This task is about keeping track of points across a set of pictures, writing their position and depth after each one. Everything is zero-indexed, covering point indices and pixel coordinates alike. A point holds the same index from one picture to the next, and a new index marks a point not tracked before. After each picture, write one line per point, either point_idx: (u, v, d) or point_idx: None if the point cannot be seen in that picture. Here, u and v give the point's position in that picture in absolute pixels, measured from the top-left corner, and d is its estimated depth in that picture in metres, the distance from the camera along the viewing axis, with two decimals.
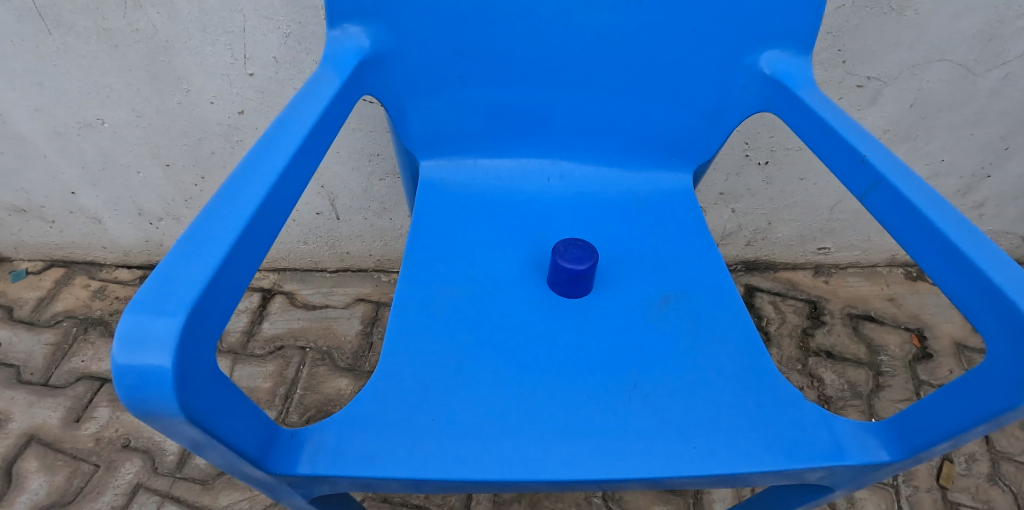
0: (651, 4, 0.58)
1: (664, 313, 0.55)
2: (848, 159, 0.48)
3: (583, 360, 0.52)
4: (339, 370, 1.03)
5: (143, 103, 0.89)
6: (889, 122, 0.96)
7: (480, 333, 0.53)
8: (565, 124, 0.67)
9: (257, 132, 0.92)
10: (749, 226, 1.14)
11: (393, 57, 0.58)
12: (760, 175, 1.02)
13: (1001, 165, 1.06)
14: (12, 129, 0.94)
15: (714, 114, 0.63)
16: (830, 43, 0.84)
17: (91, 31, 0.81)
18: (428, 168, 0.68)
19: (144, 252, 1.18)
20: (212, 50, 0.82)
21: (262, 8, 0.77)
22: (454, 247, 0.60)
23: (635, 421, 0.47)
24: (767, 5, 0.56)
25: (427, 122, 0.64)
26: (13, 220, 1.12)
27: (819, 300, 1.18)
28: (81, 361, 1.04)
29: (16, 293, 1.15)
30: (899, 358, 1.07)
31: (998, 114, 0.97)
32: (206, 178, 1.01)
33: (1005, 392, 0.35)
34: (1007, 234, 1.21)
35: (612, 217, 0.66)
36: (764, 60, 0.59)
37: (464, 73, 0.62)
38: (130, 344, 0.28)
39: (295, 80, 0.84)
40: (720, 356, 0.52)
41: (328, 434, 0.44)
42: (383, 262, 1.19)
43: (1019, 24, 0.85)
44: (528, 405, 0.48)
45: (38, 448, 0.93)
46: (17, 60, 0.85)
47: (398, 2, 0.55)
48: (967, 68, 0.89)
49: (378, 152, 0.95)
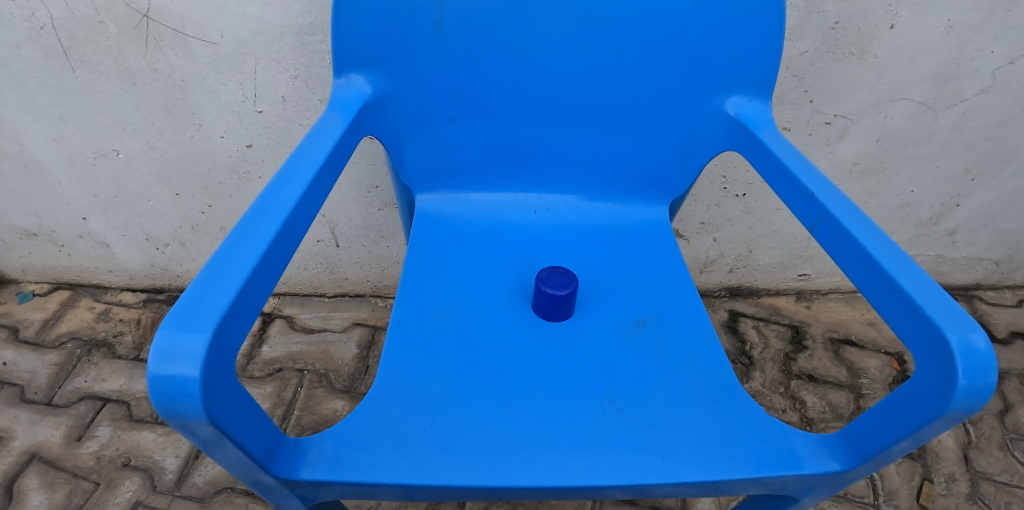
0: (626, 54, 0.64)
1: (639, 335, 0.60)
2: (801, 196, 0.53)
3: (563, 378, 0.56)
4: (335, 392, 1.06)
5: (157, 136, 0.95)
6: (858, 155, 1.02)
7: (469, 351, 0.57)
8: (550, 160, 0.72)
9: (264, 164, 0.97)
10: (730, 254, 1.19)
11: (392, 101, 0.64)
12: (738, 206, 1.08)
13: (969, 195, 1.11)
14: (30, 158, 1.00)
15: (686, 152, 0.69)
16: (797, 84, 0.90)
17: (112, 70, 0.87)
18: (423, 201, 0.73)
19: (148, 276, 1.22)
20: (224, 88, 0.88)
21: (272, 52, 0.83)
22: (446, 273, 0.65)
23: (612, 434, 0.51)
24: (731, 54, 0.62)
25: (422, 159, 0.70)
26: (24, 244, 1.16)
27: (802, 325, 1.22)
28: (84, 381, 1.07)
29: (22, 314, 1.19)
30: (879, 381, 1.11)
31: (962, 148, 1.03)
32: (212, 207, 1.06)
33: (932, 403, 0.40)
34: (981, 261, 1.26)
35: (594, 246, 0.71)
36: (729, 103, 0.65)
37: (457, 115, 0.67)
38: (164, 356, 0.33)
39: (301, 117, 0.90)
40: (690, 375, 0.56)
41: (327, 444, 0.48)
42: (380, 287, 1.23)
43: (973, 66, 0.91)
44: (511, 419, 0.52)
45: (39, 466, 0.95)
46: (40, 95, 0.90)
47: (398, 52, 0.61)
48: (927, 106, 0.95)
49: (377, 183, 1.01)
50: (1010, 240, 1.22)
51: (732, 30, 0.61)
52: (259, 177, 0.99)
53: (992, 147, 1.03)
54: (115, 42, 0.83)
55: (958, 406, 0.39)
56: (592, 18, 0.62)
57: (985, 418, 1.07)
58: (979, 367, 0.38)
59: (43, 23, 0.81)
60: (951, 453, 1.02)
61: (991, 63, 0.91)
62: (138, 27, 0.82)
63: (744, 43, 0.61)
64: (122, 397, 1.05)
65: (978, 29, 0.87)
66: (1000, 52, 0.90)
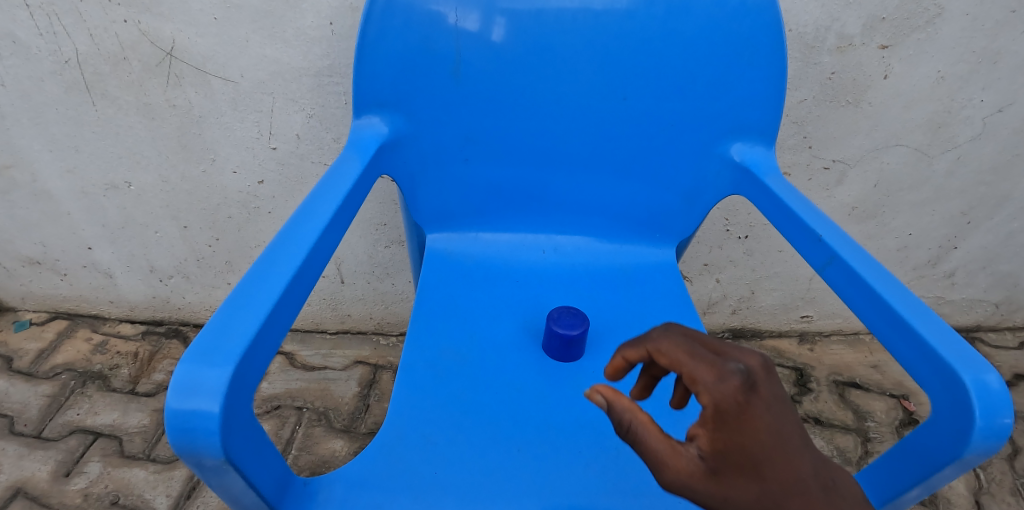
0: (634, 101, 0.66)
1: (650, 377, 0.60)
2: (807, 238, 0.55)
3: (575, 418, 0.56)
4: (334, 431, 1.04)
5: (170, 170, 0.97)
6: (856, 199, 1.04)
7: (480, 393, 0.57)
8: (560, 201, 0.74)
9: (274, 200, 0.98)
10: (733, 295, 1.20)
11: (408, 142, 0.67)
12: (740, 247, 1.10)
13: (965, 237, 1.13)
14: (41, 187, 1.01)
15: (693, 195, 0.70)
16: (796, 130, 0.93)
17: (132, 105, 0.89)
18: (434, 239, 0.74)
19: (149, 308, 1.22)
20: (241, 126, 0.90)
21: (289, 92, 0.86)
22: (457, 313, 0.65)
23: (625, 478, 0.51)
24: (734, 103, 0.65)
25: (434, 198, 0.72)
26: (26, 273, 1.16)
27: (805, 368, 1.21)
28: (77, 414, 1.05)
29: (17, 343, 1.17)
30: (886, 425, 1.10)
31: (956, 192, 1.05)
32: (220, 240, 1.07)
33: (949, 443, 0.40)
34: (980, 303, 1.27)
35: (601, 286, 0.71)
36: (734, 150, 0.67)
37: (470, 156, 0.69)
38: (184, 391, 0.33)
39: (314, 155, 0.92)
40: (703, 417, 0.56)
41: (337, 487, 0.47)
42: (383, 325, 1.23)
43: (964, 114, 0.94)
44: (523, 459, 0.52)
45: (23, 503, 0.93)
46: (58, 126, 0.92)
47: (416, 95, 0.64)
48: (921, 152, 0.98)
49: (384, 221, 1.03)
50: (1007, 282, 1.23)
51: (737, 81, 0.64)
52: (269, 213, 1.01)
53: (986, 192, 1.05)
54: (137, 77, 0.86)
55: (975, 449, 0.39)
56: (602, 68, 0.65)
57: (995, 462, 1.06)
58: (994, 407, 0.39)
59: (68, 57, 0.84)
60: (963, 499, 1.00)
61: (981, 111, 0.94)
62: (161, 64, 0.84)
63: (749, 93, 0.64)
64: (114, 432, 1.03)
65: (967, 79, 0.90)
66: (989, 101, 0.93)
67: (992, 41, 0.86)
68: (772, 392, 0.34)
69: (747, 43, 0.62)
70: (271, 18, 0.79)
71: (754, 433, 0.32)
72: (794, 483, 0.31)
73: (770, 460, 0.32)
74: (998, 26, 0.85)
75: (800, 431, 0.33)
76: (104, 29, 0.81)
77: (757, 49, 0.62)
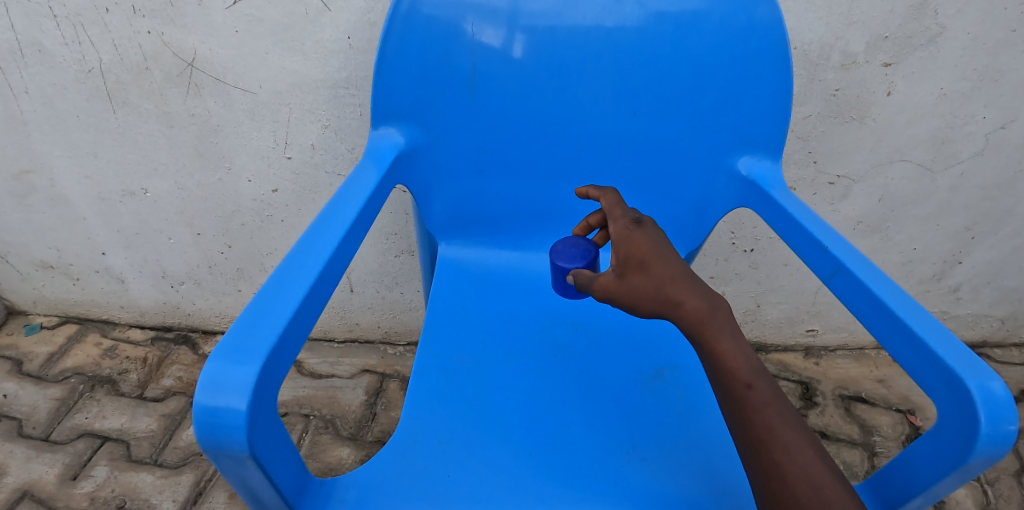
0: (644, 114, 0.68)
1: (659, 386, 0.60)
2: (814, 247, 0.56)
3: (585, 425, 0.56)
4: (341, 439, 1.05)
5: (187, 177, 0.99)
6: (860, 213, 1.05)
7: (491, 399, 0.58)
8: (570, 213, 0.75)
9: (287, 208, 1.00)
10: (739, 308, 1.20)
11: (423, 152, 0.68)
12: (746, 260, 1.11)
13: (970, 252, 1.13)
14: (58, 192, 1.03)
15: (701, 207, 0.72)
16: (801, 145, 0.95)
17: (152, 113, 0.91)
18: (446, 248, 0.76)
19: (159, 313, 1.23)
20: (257, 135, 0.92)
21: (306, 103, 0.88)
22: (469, 320, 0.66)
23: (636, 487, 0.51)
24: (742, 117, 0.66)
25: (448, 207, 0.73)
26: (39, 276, 1.18)
27: (811, 382, 1.21)
28: (85, 418, 1.06)
29: (28, 347, 1.19)
30: (892, 439, 1.10)
31: (960, 207, 1.06)
32: (232, 247, 1.08)
33: (957, 449, 0.41)
34: (986, 318, 1.27)
35: None
36: (742, 164, 0.68)
37: (483, 168, 0.71)
38: (213, 388, 0.34)
39: (327, 164, 0.94)
40: (712, 426, 0.56)
41: (351, 491, 0.48)
42: (390, 334, 1.24)
43: (967, 130, 0.95)
44: (534, 465, 0.52)
45: (31, 505, 0.93)
46: (78, 132, 0.94)
47: (433, 107, 0.66)
48: (926, 167, 0.99)
49: (395, 231, 1.04)
50: (1013, 298, 1.23)
51: (743, 96, 0.65)
52: (281, 221, 1.02)
53: (989, 207, 1.06)
54: (158, 87, 0.88)
55: (980, 454, 0.39)
56: (613, 82, 0.67)
57: (1003, 478, 1.05)
58: (1000, 413, 0.39)
59: (92, 66, 0.86)
60: None
61: (984, 127, 0.95)
62: (182, 74, 0.86)
63: (756, 107, 0.66)
64: (122, 437, 1.04)
65: (969, 96, 0.91)
66: (991, 118, 0.94)
67: (994, 59, 0.87)
68: (656, 234, 0.55)
69: (755, 59, 0.63)
70: (290, 31, 0.81)
71: (638, 245, 0.53)
72: (663, 274, 0.50)
73: (650, 265, 0.51)
74: (998, 45, 0.86)
75: (683, 266, 0.51)
76: (128, 40, 0.83)
77: (764, 65, 0.63)
